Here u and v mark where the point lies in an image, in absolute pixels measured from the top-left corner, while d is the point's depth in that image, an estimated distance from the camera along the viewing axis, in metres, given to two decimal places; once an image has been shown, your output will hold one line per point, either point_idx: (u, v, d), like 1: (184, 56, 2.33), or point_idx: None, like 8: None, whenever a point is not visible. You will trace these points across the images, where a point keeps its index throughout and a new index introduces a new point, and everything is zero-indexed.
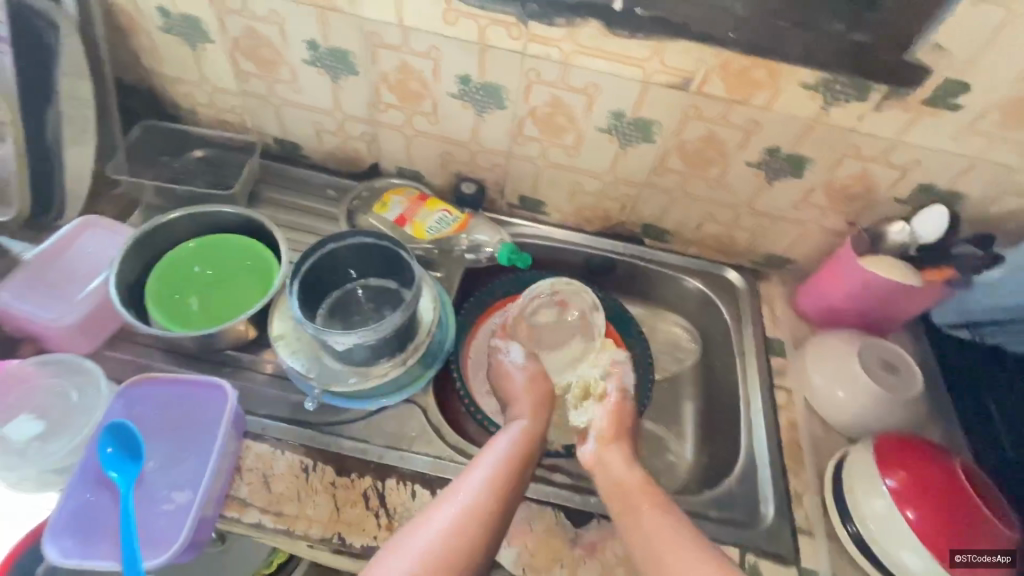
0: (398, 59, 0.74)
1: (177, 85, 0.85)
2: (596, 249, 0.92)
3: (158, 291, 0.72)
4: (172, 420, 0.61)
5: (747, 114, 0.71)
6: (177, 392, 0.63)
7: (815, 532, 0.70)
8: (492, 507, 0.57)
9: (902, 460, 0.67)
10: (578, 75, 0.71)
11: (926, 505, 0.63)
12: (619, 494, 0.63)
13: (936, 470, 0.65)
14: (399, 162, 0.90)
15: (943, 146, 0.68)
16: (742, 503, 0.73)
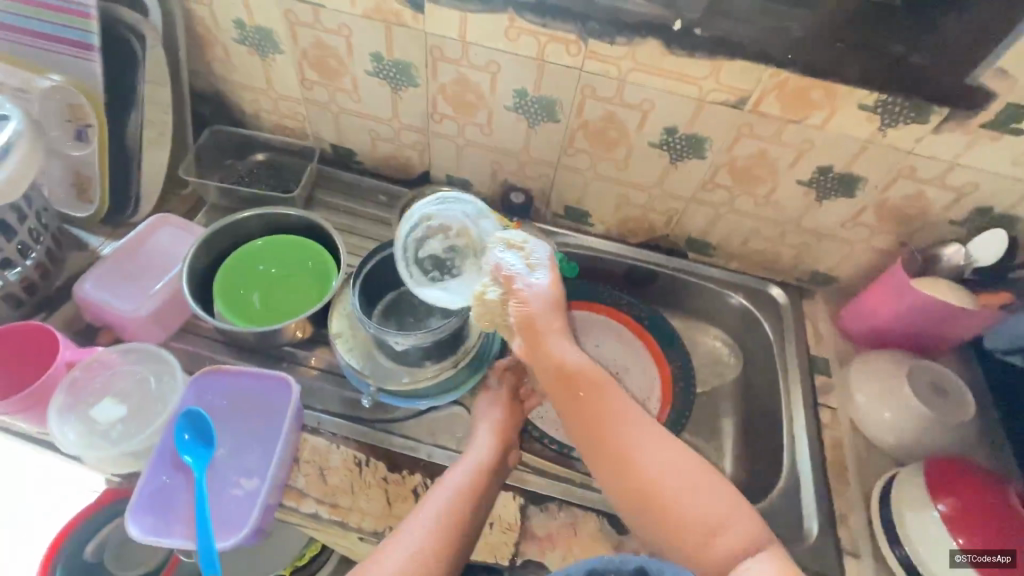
0: (457, 72, 0.77)
1: (244, 91, 0.89)
2: (639, 261, 0.94)
3: (225, 288, 0.75)
4: (240, 409, 0.65)
5: (801, 133, 0.71)
6: (244, 384, 0.67)
7: (860, 554, 0.70)
8: (464, 518, 0.59)
9: (944, 481, 0.67)
10: (632, 91, 0.72)
11: (977, 530, 0.62)
12: (554, 374, 0.64)
13: (984, 495, 0.65)
14: (449, 170, 0.92)
15: (1003, 170, 0.68)
16: (784, 521, 0.73)
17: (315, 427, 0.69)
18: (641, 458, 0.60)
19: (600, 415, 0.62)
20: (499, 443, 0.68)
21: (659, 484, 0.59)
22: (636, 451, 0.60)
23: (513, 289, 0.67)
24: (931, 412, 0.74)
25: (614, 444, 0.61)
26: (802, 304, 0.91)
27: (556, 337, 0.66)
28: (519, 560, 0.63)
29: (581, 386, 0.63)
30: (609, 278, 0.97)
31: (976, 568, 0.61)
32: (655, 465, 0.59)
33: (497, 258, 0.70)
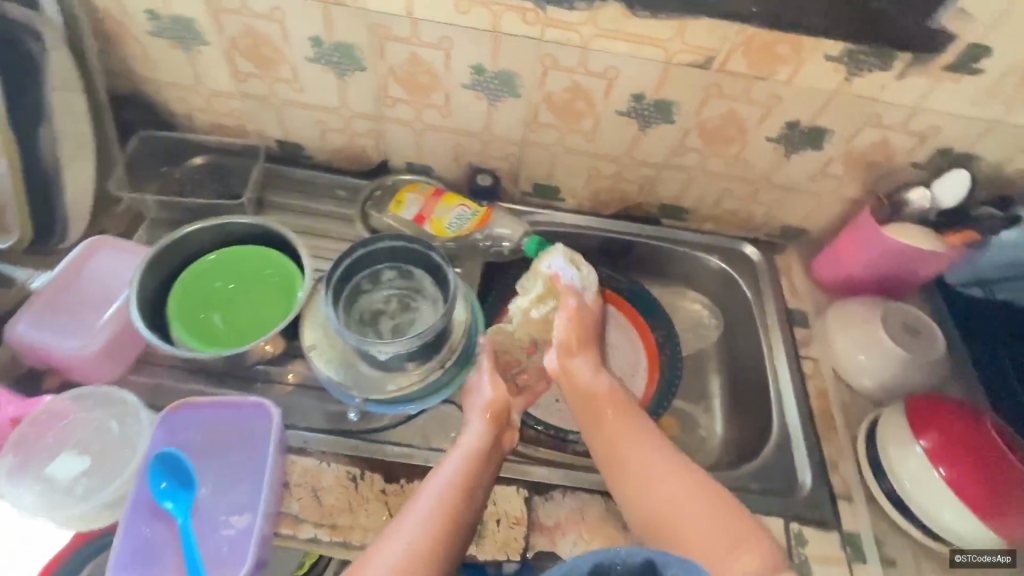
0: (407, 51, 0.71)
1: (169, 89, 0.81)
2: (616, 232, 0.91)
3: (182, 312, 0.70)
4: (219, 441, 0.61)
5: (769, 89, 0.70)
6: (220, 415, 0.63)
7: (853, 497, 0.73)
8: (458, 511, 0.56)
9: (934, 420, 0.69)
10: (596, 59, 0.69)
11: (957, 460, 0.66)
12: (584, 398, 0.66)
13: (965, 428, 0.68)
14: (408, 157, 0.86)
15: (963, 110, 0.69)
16: (780, 474, 0.75)
17: (300, 447, 0.65)
18: (659, 488, 0.58)
19: (622, 439, 0.62)
20: (490, 425, 0.64)
21: (676, 522, 0.55)
22: (654, 478, 0.58)
23: (566, 300, 0.72)
24: (905, 353, 0.77)
25: (633, 467, 0.60)
26: (776, 259, 0.92)
27: (591, 365, 0.68)
28: (531, 553, 0.62)
29: (607, 410, 0.65)
30: (586, 251, 0.94)
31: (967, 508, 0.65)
32: (675, 496, 0.56)
33: (551, 266, 0.76)
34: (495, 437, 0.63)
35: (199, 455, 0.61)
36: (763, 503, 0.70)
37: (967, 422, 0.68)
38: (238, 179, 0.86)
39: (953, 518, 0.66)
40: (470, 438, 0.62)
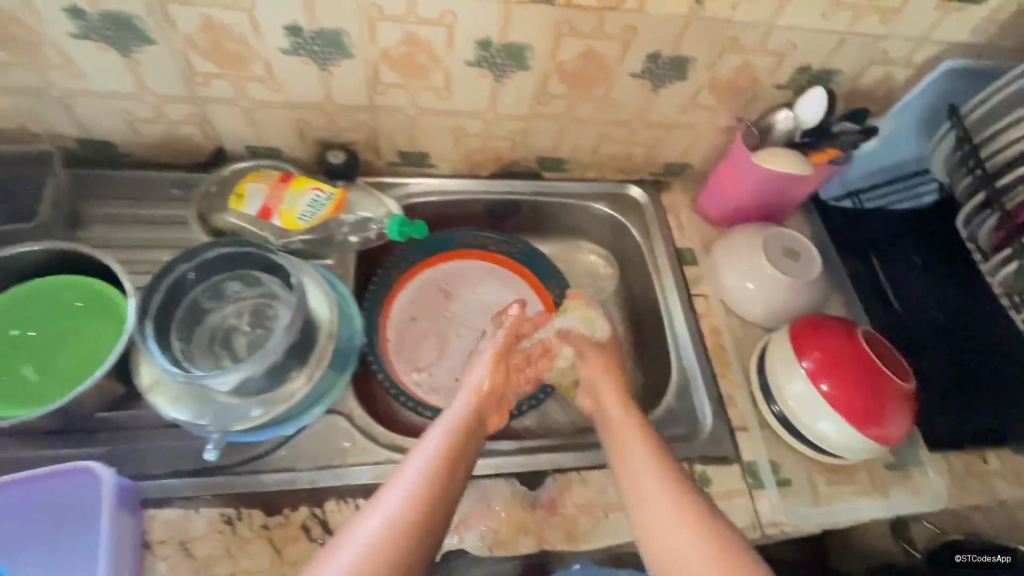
0: (199, 15, 0.75)
1: (88, 98, 0.85)
2: (485, 194, 1.09)
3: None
4: (47, 518, 0.72)
5: (621, 22, 0.81)
6: (54, 489, 0.72)
7: (749, 426, 0.91)
8: (439, 490, 0.66)
9: (818, 342, 0.84)
10: (426, 5, 0.77)
11: (845, 379, 0.80)
12: (614, 426, 0.80)
13: (852, 346, 0.82)
14: (248, 142, 0.96)
15: (814, 23, 0.83)
16: (684, 419, 0.92)
17: None
18: (669, 520, 0.67)
19: (638, 455, 0.75)
20: (476, 415, 0.80)
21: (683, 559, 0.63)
22: (669, 523, 0.66)
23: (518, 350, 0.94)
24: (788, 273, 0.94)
25: (659, 499, 0.69)
26: (660, 198, 1.12)
27: (641, 437, 0.77)
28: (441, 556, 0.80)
29: (637, 447, 0.76)
30: (473, 210, 1.12)
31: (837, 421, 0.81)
32: (680, 541, 0.64)
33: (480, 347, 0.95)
34: (476, 423, 0.78)
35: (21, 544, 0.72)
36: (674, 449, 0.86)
37: (848, 337, 0.83)
38: (150, 200, 0.97)
39: (832, 431, 0.82)
40: (450, 420, 0.77)
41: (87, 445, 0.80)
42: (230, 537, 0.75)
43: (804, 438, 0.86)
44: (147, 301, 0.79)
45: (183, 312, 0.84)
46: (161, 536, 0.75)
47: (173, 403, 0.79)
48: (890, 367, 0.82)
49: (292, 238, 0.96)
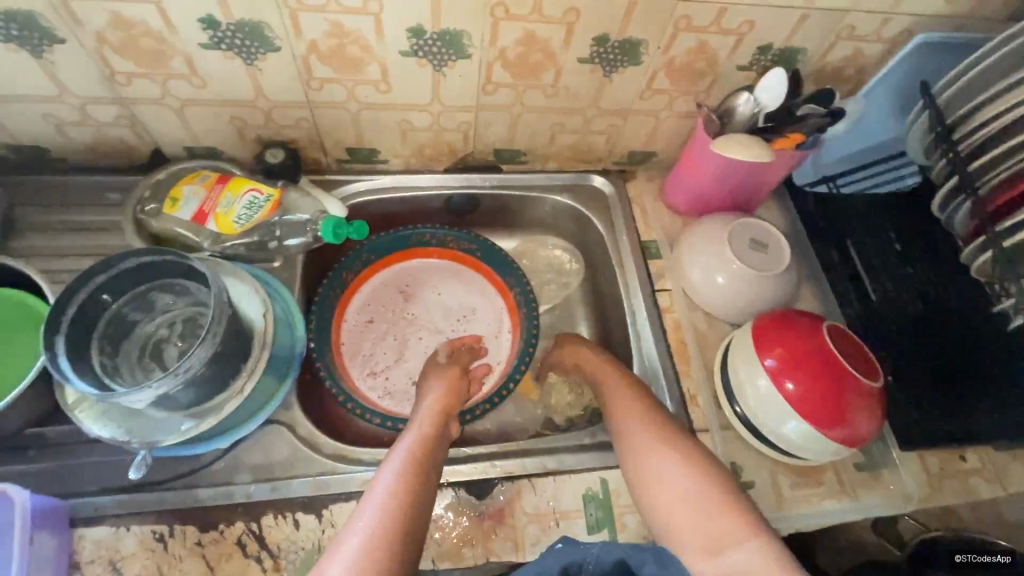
0: (326, 21, 0.59)
1: (9, 103, 0.64)
2: (570, 189, 0.86)
3: None
4: None
5: (741, 15, 0.62)
6: None
7: (876, 469, 0.70)
8: (410, 504, 0.52)
9: (779, 337, 0.65)
10: (553, 3, 0.59)
11: (803, 376, 0.63)
12: (630, 438, 0.61)
13: (811, 340, 0.64)
14: (346, 143, 0.76)
15: (998, 12, 0.65)
16: (777, 477, 0.68)
17: (305, 501, 0.59)
18: (655, 465, 0.58)
19: (634, 431, 0.61)
20: (449, 392, 0.68)
21: (663, 506, 0.56)
22: (653, 466, 0.58)
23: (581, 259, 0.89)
24: (759, 271, 0.73)
25: (648, 461, 0.58)
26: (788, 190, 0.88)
27: (637, 396, 0.65)
28: None
29: (635, 413, 0.63)
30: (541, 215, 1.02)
31: (804, 413, 0.63)
32: (671, 480, 0.56)
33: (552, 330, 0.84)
34: (444, 416, 0.64)
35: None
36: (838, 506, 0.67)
37: (809, 331, 0.65)
38: (91, 200, 0.74)
39: (796, 431, 0.64)
40: (420, 421, 0.63)
41: (22, 464, 0.58)
42: (162, 555, 0.55)
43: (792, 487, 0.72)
44: (121, 304, 0.58)
45: (145, 328, 0.60)
46: (91, 557, 0.54)
47: (107, 417, 0.57)
48: (852, 365, 0.63)
49: (225, 242, 0.71)
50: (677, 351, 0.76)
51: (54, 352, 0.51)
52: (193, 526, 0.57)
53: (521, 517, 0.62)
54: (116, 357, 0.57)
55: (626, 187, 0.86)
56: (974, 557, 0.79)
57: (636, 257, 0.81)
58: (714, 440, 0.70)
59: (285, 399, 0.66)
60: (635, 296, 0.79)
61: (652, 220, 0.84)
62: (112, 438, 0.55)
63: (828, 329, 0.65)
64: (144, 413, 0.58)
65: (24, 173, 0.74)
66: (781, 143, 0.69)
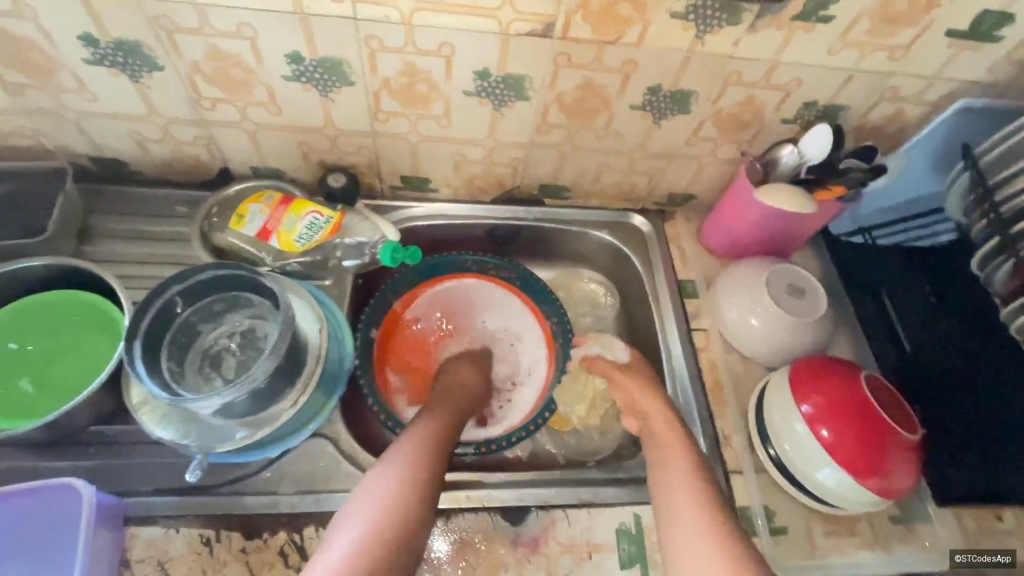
0: (401, 61, 0.63)
1: (101, 119, 0.69)
2: (611, 224, 0.89)
3: None
4: (15, 544, 0.52)
5: (788, 73, 0.66)
6: (31, 507, 0.52)
7: (911, 524, 0.69)
8: (418, 481, 0.56)
9: (816, 384, 0.66)
10: (613, 54, 0.63)
11: (840, 422, 0.63)
12: (666, 491, 0.60)
13: (845, 385, 0.65)
14: (401, 172, 0.80)
15: None
16: (808, 526, 0.68)
17: None
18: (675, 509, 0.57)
19: (675, 486, 0.59)
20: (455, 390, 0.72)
21: (678, 547, 0.54)
22: (680, 513, 0.57)
23: (615, 293, 0.92)
24: (796, 317, 0.74)
25: (675, 502, 0.58)
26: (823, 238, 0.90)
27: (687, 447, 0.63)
28: None
29: (678, 455, 0.62)
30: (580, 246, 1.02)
31: (838, 460, 0.63)
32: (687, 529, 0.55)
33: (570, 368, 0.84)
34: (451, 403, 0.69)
35: None
36: (872, 560, 0.67)
37: (848, 378, 0.66)
38: (156, 211, 0.78)
39: (832, 479, 0.64)
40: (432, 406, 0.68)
41: (84, 460, 0.61)
42: (207, 559, 0.57)
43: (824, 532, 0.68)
44: (189, 314, 0.61)
45: (208, 337, 0.64)
46: (141, 556, 0.56)
47: (167, 420, 0.60)
48: (891, 414, 0.64)
49: (287, 258, 0.75)
50: (712, 391, 0.77)
51: (132, 355, 0.55)
52: (238, 532, 0.59)
53: (554, 547, 0.62)
54: (181, 365, 0.61)
55: (665, 227, 0.89)
56: (974, 558, 0.68)
57: (673, 294, 0.83)
58: (747, 483, 0.70)
59: (330, 414, 0.68)
60: (672, 335, 0.80)
61: (690, 261, 0.86)
62: (170, 441, 0.59)
63: (864, 379, 0.66)
64: (202, 420, 0.61)
65: (102, 183, 0.79)
66: (823, 194, 0.73)
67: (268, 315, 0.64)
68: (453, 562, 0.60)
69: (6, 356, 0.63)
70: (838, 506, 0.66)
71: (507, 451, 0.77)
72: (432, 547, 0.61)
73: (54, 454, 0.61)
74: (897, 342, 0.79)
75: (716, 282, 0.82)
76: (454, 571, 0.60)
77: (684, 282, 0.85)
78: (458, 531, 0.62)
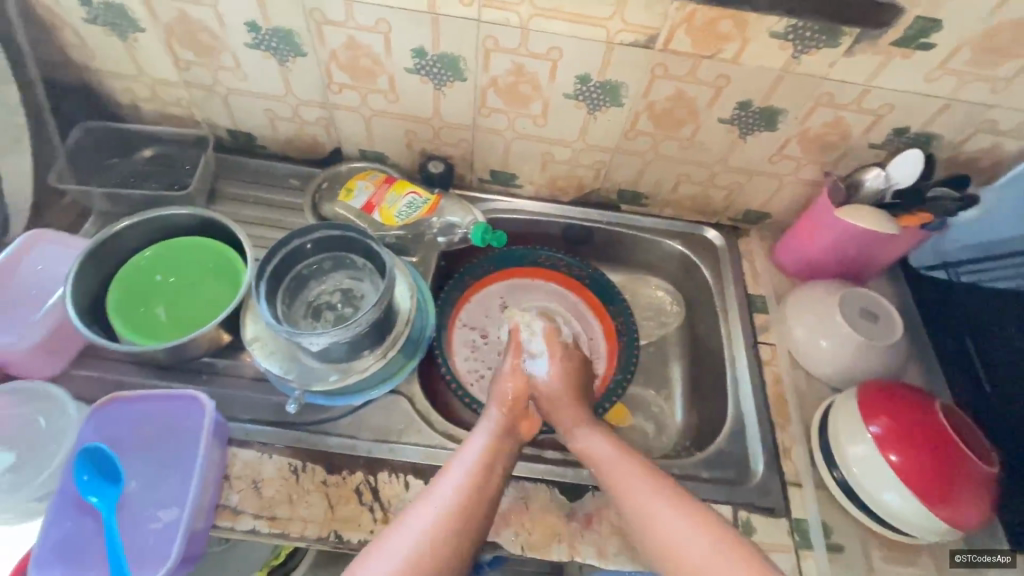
0: (511, 62, 0.70)
1: (246, 97, 0.80)
2: (684, 235, 0.92)
3: (125, 310, 0.70)
4: (146, 439, 0.61)
5: (882, 97, 0.68)
6: (164, 412, 0.62)
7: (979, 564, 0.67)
8: (479, 501, 0.58)
9: (885, 407, 0.66)
10: (708, 68, 0.67)
11: (911, 448, 0.63)
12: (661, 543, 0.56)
13: (919, 415, 0.64)
14: (491, 165, 0.86)
15: None
16: (861, 547, 0.67)
17: (416, 466, 0.66)
18: (678, 532, 0.55)
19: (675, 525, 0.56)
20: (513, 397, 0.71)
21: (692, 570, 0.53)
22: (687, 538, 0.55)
23: (681, 300, 0.94)
24: (868, 340, 0.74)
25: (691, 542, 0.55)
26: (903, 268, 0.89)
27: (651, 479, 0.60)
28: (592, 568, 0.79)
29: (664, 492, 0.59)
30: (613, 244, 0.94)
31: (910, 486, 0.62)
32: (680, 529, 0.55)
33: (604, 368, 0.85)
34: (512, 424, 0.67)
35: (126, 449, 0.60)
36: None
37: (921, 407, 0.65)
38: (274, 181, 0.88)
39: (899, 504, 0.63)
40: (490, 421, 0.67)
41: (196, 385, 0.69)
42: (294, 485, 0.63)
43: (884, 556, 0.67)
44: (302, 268, 0.70)
45: (313, 292, 0.72)
46: (239, 473, 0.63)
47: (274, 357, 0.69)
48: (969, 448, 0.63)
49: (383, 232, 0.83)
50: (775, 404, 0.77)
51: (258, 293, 0.64)
52: (321, 466, 0.65)
53: (607, 527, 0.65)
54: (292, 310, 0.70)
55: (738, 243, 0.91)
56: (974, 557, 0.68)
57: (741, 307, 0.84)
58: (804, 497, 0.70)
59: (409, 375, 0.74)
60: (736, 345, 0.82)
61: (761, 278, 0.87)
62: (276, 374, 0.68)
63: (937, 407, 0.65)
64: (302, 362, 0.69)
65: (234, 153, 0.89)
66: (909, 219, 0.73)
67: (368, 277, 0.71)
68: (510, 528, 0.63)
69: (150, 286, 0.73)
70: (905, 531, 0.65)
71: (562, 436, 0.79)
72: None
73: (175, 376, 0.70)
74: (978, 378, 0.76)
75: (788, 300, 0.82)
76: (511, 533, 0.63)
77: (754, 296, 0.86)
78: (517, 496, 0.66)
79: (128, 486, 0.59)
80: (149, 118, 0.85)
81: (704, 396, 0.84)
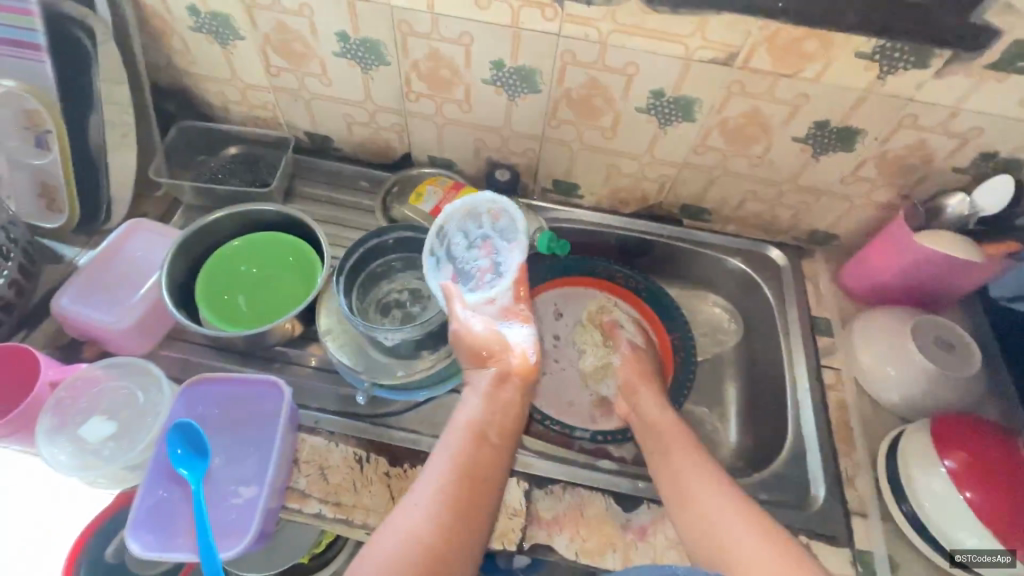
0: (586, 76, 0.71)
1: (328, 102, 0.84)
2: (745, 252, 0.91)
3: (211, 297, 0.75)
4: (228, 417, 0.65)
5: (971, 120, 0.65)
6: (246, 394, 0.66)
7: None
8: (472, 478, 0.59)
9: (961, 441, 0.63)
10: (786, 87, 0.67)
11: (989, 485, 0.60)
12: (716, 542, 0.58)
13: (989, 444, 0.62)
14: (555, 175, 0.88)
15: None
16: None
17: None
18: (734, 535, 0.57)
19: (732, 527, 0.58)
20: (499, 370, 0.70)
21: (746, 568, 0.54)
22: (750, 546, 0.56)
23: (739, 318, 0.93)
24: (943, 370, 0.71)
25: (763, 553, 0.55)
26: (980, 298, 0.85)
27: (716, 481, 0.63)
28: None
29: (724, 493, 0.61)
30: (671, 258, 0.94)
31: (983, 522, 0.59)
32: (733, 532, 0.58)
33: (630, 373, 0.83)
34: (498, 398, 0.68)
35: (211, 426, 0.65)
36: None
37: (999, 442, 0.63)
38: (346, 182, 0.93)
39: (974, 543, 0.60)
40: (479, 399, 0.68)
41: (271, 372, 0.74)
42: (358, 474, 0.65)
43: None
44: (376, 266, 0.74)
45: (384, 289, 0.75)
46: (306, 458, 0.66)
47: (345, 349, 0.72)
48: None
49: None
50: (838, 429, 0.75)
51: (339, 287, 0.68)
52: (384, 457, 0.66)
53: (662, 540, 0.64)
54: (365, 306, 0.73)
55: (802, 263, 0.89)
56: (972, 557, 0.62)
57: (805, 329, 0.83)
58: (869, 527, 0.68)
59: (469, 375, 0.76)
60: (798, 367, 0.80)
61: (826, 300, 0.85)
62: (346, 365, 0.71)
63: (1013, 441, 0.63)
64: (370, 355, 0.72)
65: (310, 154, 0.94)
66: (994, 246, 0.72)
67: None
68: (565, 533, 0.64)
69: (234, 275, 0.77)
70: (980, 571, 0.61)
71: (614, 446, 0.79)
72: (546, 509, 0.65)
73: (253, 361, 0.74)
74: None
75: (856, 324, 0.80)
76: (565, 538, 0.63)
77: (818, 318, 0.84)
78: (572, 502, 0.66)
79: (213, 461, 0.63)
80: (237, 119, 0.91)
81: (761, 417, 0.82)
